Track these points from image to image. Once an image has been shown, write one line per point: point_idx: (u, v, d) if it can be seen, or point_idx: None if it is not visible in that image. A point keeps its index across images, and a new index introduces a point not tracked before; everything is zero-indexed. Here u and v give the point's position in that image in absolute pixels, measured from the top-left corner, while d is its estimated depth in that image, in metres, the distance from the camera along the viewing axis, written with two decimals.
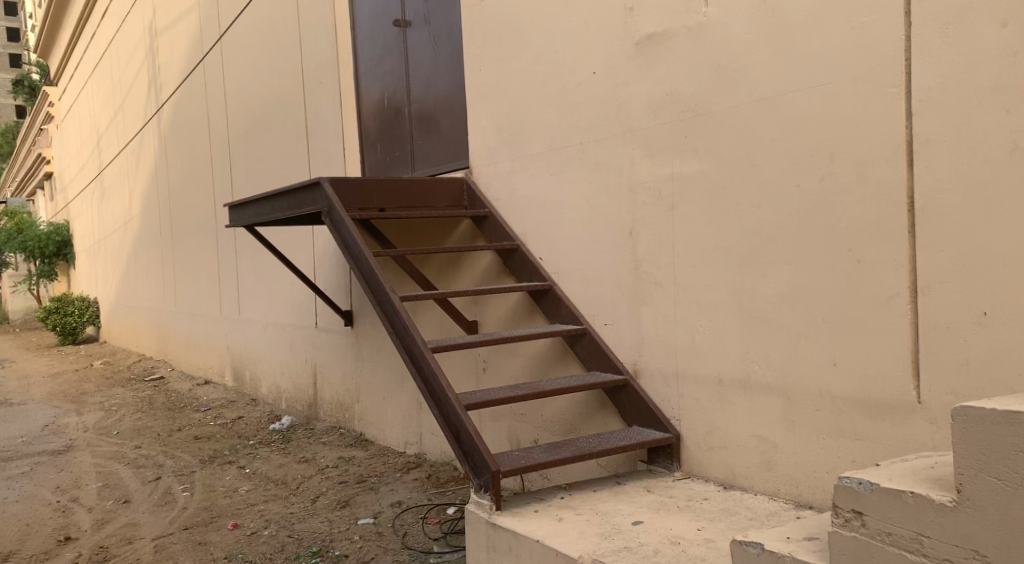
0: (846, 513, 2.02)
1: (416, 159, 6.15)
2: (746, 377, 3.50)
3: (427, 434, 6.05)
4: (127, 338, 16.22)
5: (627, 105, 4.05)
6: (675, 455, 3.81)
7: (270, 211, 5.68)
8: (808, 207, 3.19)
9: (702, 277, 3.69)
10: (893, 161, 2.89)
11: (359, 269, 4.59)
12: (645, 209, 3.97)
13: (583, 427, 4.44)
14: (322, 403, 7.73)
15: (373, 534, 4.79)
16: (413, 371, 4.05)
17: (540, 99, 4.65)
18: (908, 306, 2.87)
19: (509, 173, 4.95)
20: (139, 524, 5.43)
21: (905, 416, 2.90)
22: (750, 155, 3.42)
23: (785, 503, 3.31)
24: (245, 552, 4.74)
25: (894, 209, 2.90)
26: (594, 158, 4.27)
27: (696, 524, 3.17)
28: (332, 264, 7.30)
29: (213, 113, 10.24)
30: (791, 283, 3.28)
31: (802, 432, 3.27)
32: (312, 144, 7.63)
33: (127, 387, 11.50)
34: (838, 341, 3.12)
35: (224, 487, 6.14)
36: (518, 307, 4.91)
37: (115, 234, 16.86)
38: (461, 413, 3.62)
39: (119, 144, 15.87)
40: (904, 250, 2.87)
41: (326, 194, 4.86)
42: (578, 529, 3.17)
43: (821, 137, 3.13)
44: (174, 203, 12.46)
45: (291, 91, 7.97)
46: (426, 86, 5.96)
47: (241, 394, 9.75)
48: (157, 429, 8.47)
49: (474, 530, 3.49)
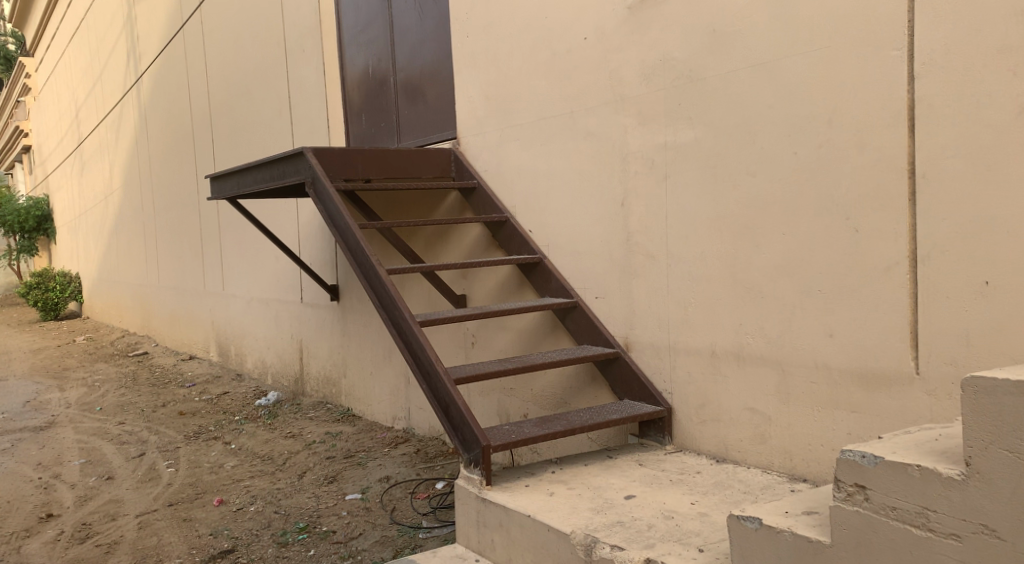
0: (848, 487, 1.96)
1: (402, 129, 6.03)
2: (739, 349, 3.45)
3: (415, 409, 6.00)
4: (110, 313, 16.05)
5: (618, 72, 3.95)
6: (666, 428, 3.77)
7: (253, 183, 5.55)
8: (804, 175, 3.12)
9: (695, 248, 3.62)
10: (894, 126, 2.82)
11: (344, 241, 4.50)
12: (637, 178, 3.89)
13: (573, 400, 4.39)
14: (308, 378, 7.66)
15: (361, 509, 4.74)
16: (400, 344, 3.97)
17: (528, 67, 4.55)
18: (907, 276, 2.82)
19: (498, 143, 4.85)
20: (123, 501, 5.35)
21: (902, 388, 2.85)
22: (745, 122, 3.34)
23: (779, 477, 3.27)
24: (231, 528, 4.68)
25: (894, 175, 2.83)
26: (585, 126, 4.18)
27: (689, 498, 3.12)
28: (317, 238, 7.19)
29: (194, 84, 10.05)
30: (785, 253, 3.22)
31: (797, 405, 3.22)
32: (295, 115, 7.49)
33: (111, 362, 11.38)
34: (834, 311, 3.06)
35: (209, 463, 6.07)
36: (507, 279, 4.84)
37: (96, 209, 16.61)
38: (451, 388, 3.55)
39: (99, 116, 15.57)
40: (904, 218, 2.81)
41: (309, 164, 4.74)
42: (570, 504, 3.12)
43: (818, 103, 3.05)
44: (155, 177, 12.27)
45: (273, 61, 7.81)
46: (412, 54, 5.83)
47: (227, 369, 9.66)
48: (141, 405, 8.37)
49: (463, 505, 3.44)
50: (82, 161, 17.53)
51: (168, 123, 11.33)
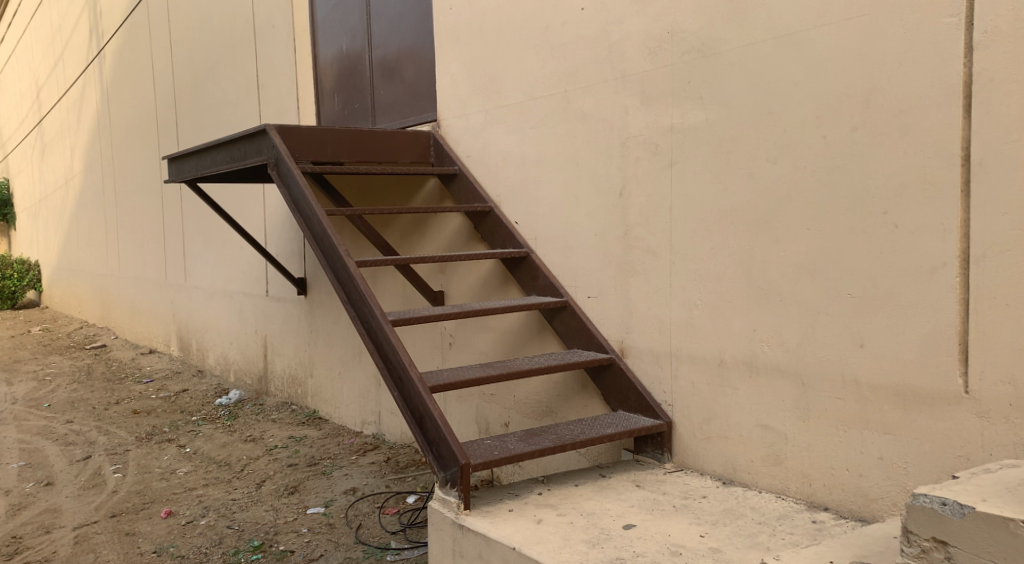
0: (924, 542, 1.73)
1: (378, 111, 5.58)
2: (752, 358, 3.06)
3: (386, 414, 5.58)
4: (69, 304, 15.38)
5: (619, 46, 3.55)
6: (665, 445, 3.38)
7: (212, 164, 5.08)
8: (836, 162, 2.74)
9: (704, 243, 3.22)
10: (944, 106, 2.45)
11: (310, 230, 4.05)
12: (638, 165, 3.49)
13: (560, 409, 3.99)
14: (272, 377, 7.19)
15: (324, 525, 4.29)
16: (370, 345, 3.53)
17: (517, 44, 4.13)
18: (957, 278, 2.44)
19: (483, 126, 4.43)
20: (61, 511, 4.85)
21: (947, 410, 2.48)
22: (766, 103, 2.96)
23: (796, 504, 2.88)
24: (177, 545, 4.22)
25: (944, 162, 2.45)
26: (580, 108, 3.78)
27: (698, 529, 2.72)
28: (285, 227, 6.74)
29: (158, 63, 9.52)
30: (808, 250, 2.84)
31: (818, 423, 2.84)
32: (262, 94, 7.00)
33: (66, 354, 10.81)
34: (867, 318, 2.68)
35: (160, 468, 5.59)
36: (490, 274, 4.43)
37: (56, 194, 15.94)
38: (426, 396, 3.12)
39: (60, 95, 14.92)
40: (954, 212, 2.44)
41: (273, 142, 4.28)
42: (561, 535, 2.70)
43: (854, 80, 2.67)
44: (117, 161, 11.68)
45: (241, 38, 7.32)
46: (389, 31, 5.39)
47: (187, 365, 9.16)
48: (93, 402, 7.83)
49: (437, 531, 3.01)
50: (43, 143, 16.84)
51: (132, 104, 10.76)
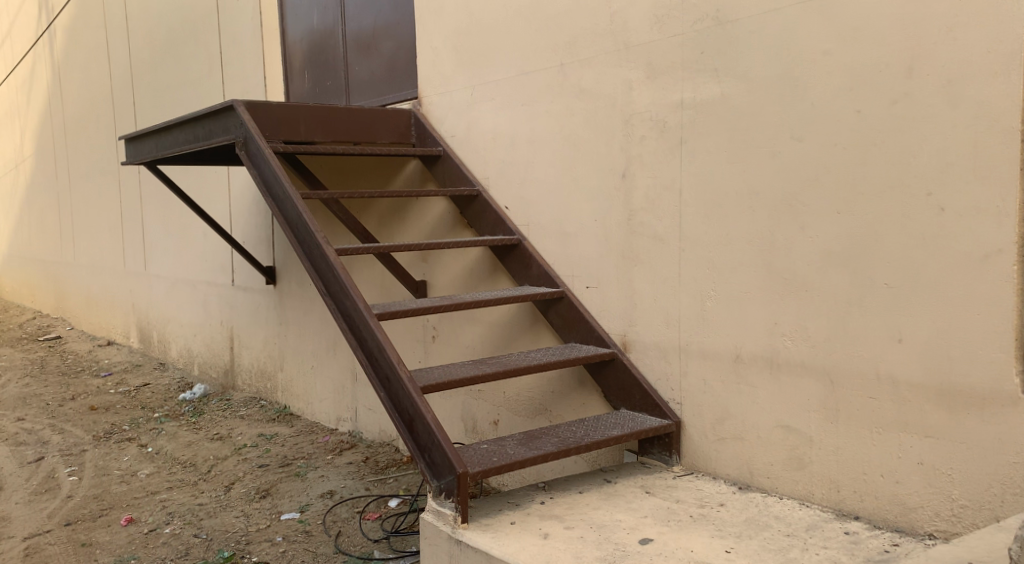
0: None
1: (351, 89, 5.25)
2: (773, 353, 2.82)
3: (363, 410, 5.28)
4: (22, 293, 14.71)
5: (622, 15, 3.27)
6: (674, 446, 3.13)
7: (173, 144, 4.69)
8: (873, 137, 2.49)
9: (718, 229, 2.96)
10: (1002, 75, 2.21)
11: (283, 215, 3.71)
12: (643, 144, 3.22)
13: (555, 406, 3.73)
14: (238, 370, 6.84)
15: (300, 533, 3.99)
16: (352, 340, 3.21)
17: (507, 15, 3.83)
18: (1014, 266, 2.22)
19: (469, 103, 4.13)
20: (9, 520, 4.47)
21: (1001, 413, 2.26)
22: (792, 74, 2.69)
23: (823, 511, 2.65)
24: (139, 557, 3.87)
25: (1000, 138, 2.22)
26: (578, 83, 3.50)
27: (722, 543, 2.47)
28: (252, 213, 6.37)
29: (113, 39, 9.01)
30: (839, 236, 2.59)
31: (848, 425, 2.61)
32: (226, 70, 6.60)
33: (19, 347, 10.28)
34: (907, 310, 2.44)
35: (120, 470, 5.21)
36: (477, 262, 4.14)
37: (6, 177, 15.20)
38: (417, 398, 2.83)
39: (8, 74, 14.22)
40: (1013, 194, 2.21)
41: (240, 120, 3.93)
42: (572, 552, 2.43)
43: (895, 48, 2.42)
44: (71, 142, 11.13)
45: (203, 12, 6.89)
46: (364, 4, 5.05)
47: (148, 357, 8.73)
48: (47, 398, 7.37)
49: (431, 547, 2.72)
50: None
51: (85, 83, 10.22)
